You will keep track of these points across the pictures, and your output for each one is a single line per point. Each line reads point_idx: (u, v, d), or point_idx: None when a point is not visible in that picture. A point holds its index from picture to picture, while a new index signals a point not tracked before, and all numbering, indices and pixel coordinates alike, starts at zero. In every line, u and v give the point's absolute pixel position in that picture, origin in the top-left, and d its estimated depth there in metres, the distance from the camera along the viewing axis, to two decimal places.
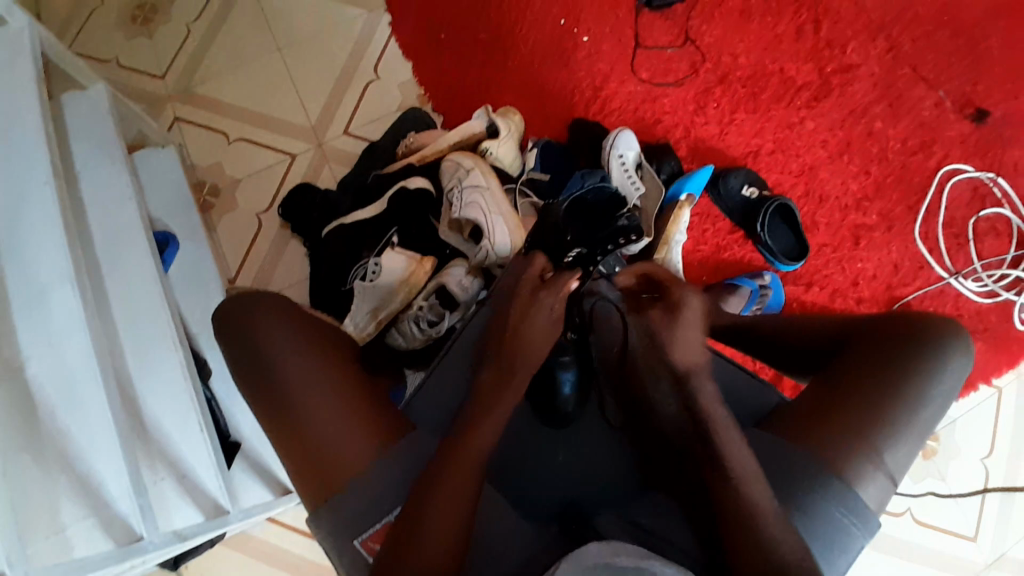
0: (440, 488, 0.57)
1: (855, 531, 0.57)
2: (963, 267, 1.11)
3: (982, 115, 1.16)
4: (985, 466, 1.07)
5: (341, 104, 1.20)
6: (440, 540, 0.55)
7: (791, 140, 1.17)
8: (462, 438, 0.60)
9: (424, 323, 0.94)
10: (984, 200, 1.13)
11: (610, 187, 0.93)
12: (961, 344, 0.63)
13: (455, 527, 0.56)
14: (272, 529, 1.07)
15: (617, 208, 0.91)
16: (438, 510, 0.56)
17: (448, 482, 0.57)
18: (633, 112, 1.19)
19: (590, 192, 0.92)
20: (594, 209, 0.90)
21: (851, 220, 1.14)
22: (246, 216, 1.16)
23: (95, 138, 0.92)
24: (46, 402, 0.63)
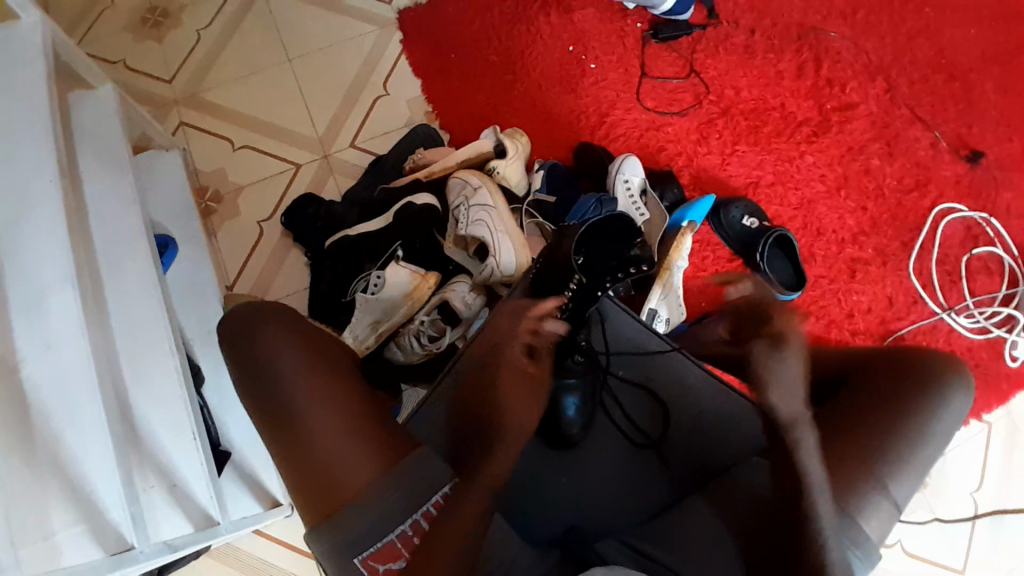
0: (457, 513, 0.59)
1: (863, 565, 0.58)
2: (956, 303, 1.13)
3: (976, 156, 1.19)
4: (974, 499, 1.08)
5: (349, 117, 1.21)
6: (451, 549, 0.57)
7: (791, 174, 1.19)
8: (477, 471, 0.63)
9: (424, 338, 0.93)
10: (977, 239, 1.16)
11: (625, 214, 0.76)
12: (963, 381, 0.65)
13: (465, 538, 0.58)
14: (259, 542, 1.04)
15: (630, 238, 0.77)
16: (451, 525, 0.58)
17: (455, 524, 0.58)
18: (638, 139, 1.21)
19: (606, 216, 0.76)
20: (608, 233, 0.76)
21: (847, 253, 1.16)
22: (247, 224, 1.16)
23: (103, 138, 0.92)
24: (41, 407, 0.62)
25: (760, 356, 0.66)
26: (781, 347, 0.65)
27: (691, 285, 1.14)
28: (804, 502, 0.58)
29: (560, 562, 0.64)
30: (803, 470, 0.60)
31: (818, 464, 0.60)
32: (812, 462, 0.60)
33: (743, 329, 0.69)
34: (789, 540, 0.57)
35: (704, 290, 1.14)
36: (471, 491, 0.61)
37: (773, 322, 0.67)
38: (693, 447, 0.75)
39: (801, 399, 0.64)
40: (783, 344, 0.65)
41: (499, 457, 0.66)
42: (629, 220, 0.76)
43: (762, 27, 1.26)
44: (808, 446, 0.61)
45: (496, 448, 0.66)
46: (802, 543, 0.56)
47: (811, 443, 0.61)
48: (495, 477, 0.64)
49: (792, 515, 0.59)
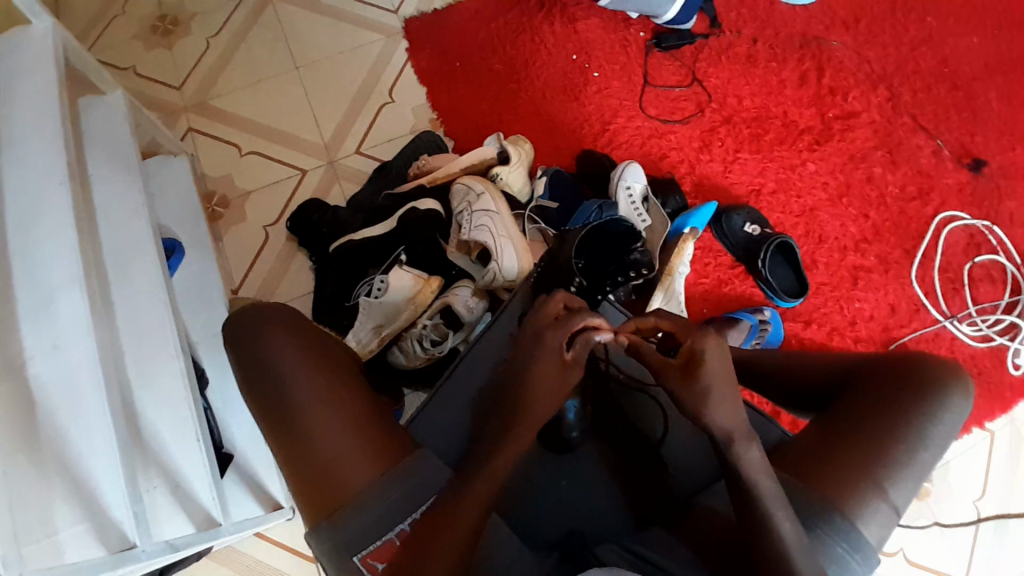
0: (444, 522, 0.58)
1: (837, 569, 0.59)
2: (958, 311, 1.13)
3: (979, 164, 1.20)
4: (977, 507, 1.07)
5: (355, 123, 1.23)
6: (443, 558, 0.57)
7: (793, 181, 1.20)
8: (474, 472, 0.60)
9: (427, 342, 0.95)
10: (979, 248, 1.16)
11: (625, 219, 0.88)
12: (962, 385, 0.66)
13: (461, 540, 0.57)
14: (261, 544, 1.05)
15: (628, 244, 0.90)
16: (442, 532, 0.57)
17: (451, 525, 0.58)
18: (640, 146, 1.22)
19: (606, 220, 0.88)
20: (610, 240, 0.90)
21: (849, 261, 1.16)
22: (252, 228, 1.17)
23: (112, 143, 0.94)
24: (46, 401, 0.63)
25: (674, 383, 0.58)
26: (699, 363, 0.56)
27: (693, 292, 1.15)
28: (761, 518, 0.56)
29: (558, 564, 0.64)
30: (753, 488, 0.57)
31: (766, 476, 0.57)
32: (757, 474, 0.57)
33: (646, 353, 0.60)
34: (750, 551, 0.57)
35: (706, 297, 1.14)
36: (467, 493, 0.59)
37: (693, 335, 0.58)
38: (690, 451, 0.75)
39: (739, 411, 0.58)
40: (697, 359, 0.56)
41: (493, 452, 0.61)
42: (629, 226, 0.88)
43: (765, 36, 1.27)
44: (751, 462, 0.57)
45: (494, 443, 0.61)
46: (763, 554, 0.56)
47: (752, 458, 0.58)
48: (490, 485, 0.60)
49: (749, 528, 0.57)
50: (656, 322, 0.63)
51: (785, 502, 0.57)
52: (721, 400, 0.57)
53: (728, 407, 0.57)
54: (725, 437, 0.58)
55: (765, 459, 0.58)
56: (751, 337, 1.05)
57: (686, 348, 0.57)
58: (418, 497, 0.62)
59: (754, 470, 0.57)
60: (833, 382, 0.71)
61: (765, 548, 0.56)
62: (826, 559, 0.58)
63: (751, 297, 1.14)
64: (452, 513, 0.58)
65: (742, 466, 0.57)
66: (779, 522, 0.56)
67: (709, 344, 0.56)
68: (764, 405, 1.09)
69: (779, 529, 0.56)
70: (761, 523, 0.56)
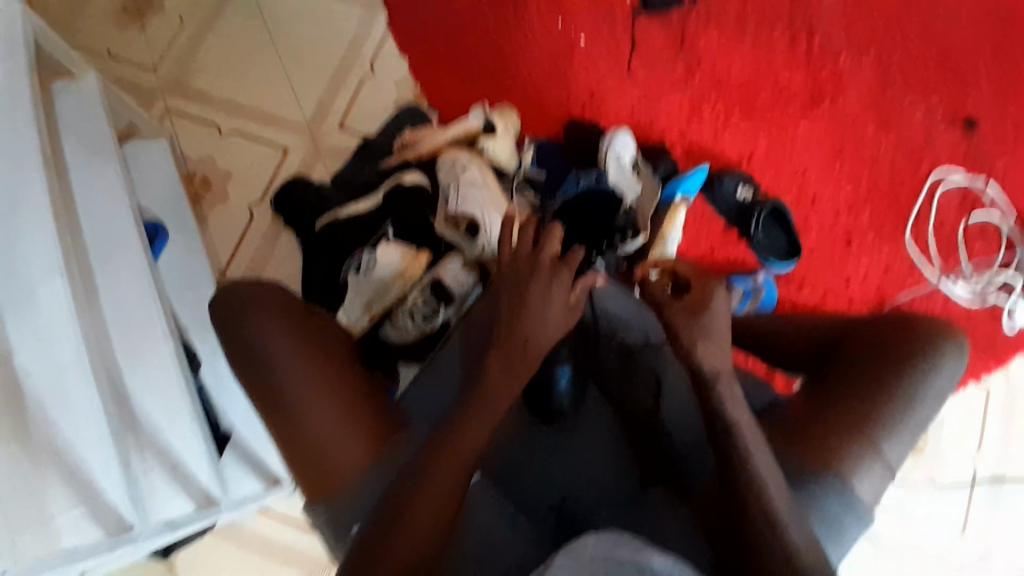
0: (425, 489, 0.57)
1: (828, 523, 0.60)
2: (952, 269, 1.14)
3: (971, 123, 1.18)
4: (973, 465, 1.08)
5: (337, 98, 1.20)
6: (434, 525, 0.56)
7: (785, 144, 1.18)
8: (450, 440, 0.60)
9: (419, 316, 0.93)
10: (972, 206, 1.16)
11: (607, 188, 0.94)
12: (954, 342, 0.65)
13: (442, 510, 0.57)
14: (263, 521, 1.04)
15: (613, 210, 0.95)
16: (427, 500, 0.57)
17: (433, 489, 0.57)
18: (630, 113, 1.19)
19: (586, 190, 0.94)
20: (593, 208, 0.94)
21: (842, 223, 1.15)
22: (237, 209, 1.15)
23: (87, 126, 0.91)
24: (34, 393, 0.61)
25: (676, 318, 0.62)
26: (708, 308, 0.62)
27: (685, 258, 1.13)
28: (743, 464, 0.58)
29: (555, 530, 0.65)
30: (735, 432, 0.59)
31: (742, 408, 0.61)
32: (736, 409, 0.61)
33: (656, 290, 0.64)
34: (732, 514, 0.58)
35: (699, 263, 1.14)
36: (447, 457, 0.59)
37: (702, 283, 0.63)
38: (693, 415, 0.70)
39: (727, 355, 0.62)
40: (706, 305, 0.62)
41: (470, 415, 0.61)
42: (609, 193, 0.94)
43: None
44: (731, 398, 0.61)
45: (475, 407, 0.61)
46: (745, 499, 0.57)
47: (731, 394, 0.61)
48: (468, 445, 0.60)
49: (729, 474, 0.59)
50: (676, 262, 0.66)
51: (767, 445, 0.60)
52: (718, 340, 0.62)
53: (723, 350, 0.62)
54: (714, 373, 0.61)
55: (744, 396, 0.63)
56: (745, 301, 1.05)
57: (698, 290, 0.63)
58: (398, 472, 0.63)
59: (733, 404, 0.61)
60: (828, 341, 0.70)
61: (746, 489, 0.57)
62: (816, 516, 0.60)
63: (744, 261, 1.13)
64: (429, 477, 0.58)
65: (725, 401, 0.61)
66: (759, 463, 0.58)
67: (719, 290, 0.63)
68: (759, 368, 1.08)
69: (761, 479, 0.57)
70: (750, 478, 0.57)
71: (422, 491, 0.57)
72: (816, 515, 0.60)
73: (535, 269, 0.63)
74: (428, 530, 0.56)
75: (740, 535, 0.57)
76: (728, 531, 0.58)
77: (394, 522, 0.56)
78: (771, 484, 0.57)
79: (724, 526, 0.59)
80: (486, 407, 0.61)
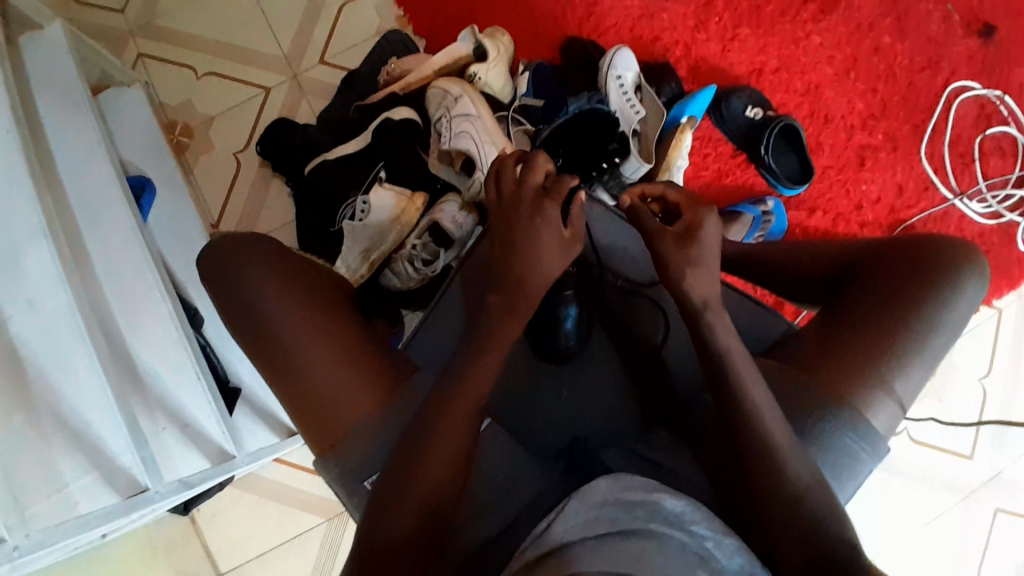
0: (434, 436, 0.56)
1: (845, 458, 0.59)
2: (967, 188, 1.08)
3: (989, 31, 1.10)
4: (982, 385, 1.08)
5: (315, 30, 1.12)
6: (444, 472, 0.56)
7: (797, 57, 1.11)
8: (456, 391, 0.58)
9: (418, 263, 0.91)
10: (990, 119, 1.10)
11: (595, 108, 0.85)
12: (975, 267, 0.63)
13: (452, 460, 0.57)
14: (281, 469, 1.07)
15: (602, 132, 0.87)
16: (436, 445, 0.56)
17: (443, 439, 0.56)
18: (630, 30, 1.11)
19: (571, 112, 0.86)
20: (582, 131, 0.87)
21: (856, 141, 1.10)
22: (223, 157, 1.10)
23: (56, 77, 0.85)
24: (33, 359, 0.60)
25: (665, 247, 0.58)
26: (699, 232, 0.58)
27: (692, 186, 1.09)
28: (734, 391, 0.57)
29: (568, 472, 0.65)
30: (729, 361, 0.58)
31: (734, 338, 0.59)
32: (727, 338, 0.59)
33: (645, 217, 0.60)
34: (733, 452, 0.57)
35: (706, 190, 1.09)
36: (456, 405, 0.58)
37: (693, 210, 0.59)
38: (693, 356, 0.72)
39: (716, 280, 0.59)
40: (696, 231, 0.58)
41: (479, 367, 0.59)
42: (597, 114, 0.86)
43: None
44: (722, 328, 0.59)
45: (475, 350, 0.60)
46: (738, 435, 0.56)
47: (721, 324, 0.59)
48: (475, 393, 0.59)
49: (724, 401, 0.58)
50: (665, 189, 0.63)
51: (774, 404, 0.57)
52: (709, 268, 0.58)
53: (713, 277, 0.58)
54: (703, 304, 0.58)
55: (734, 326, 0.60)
56: (752, 231, 1.01)
57: (688, 217, 0.59)
58: (405, 420, 0.62)
59: (725, 337, 0.59)
60: (839, 271, 0.68)
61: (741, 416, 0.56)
62: (834, 451, 0.59)
63: (752, 187, 1.09)
64: (439, 426, 0.57)
65: (713, 333, 0.59)
66: (751, 389, 0.57)
67: (711, 216, 0.58)
68: (767, 297, 1.07)
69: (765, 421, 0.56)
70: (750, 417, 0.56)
71: (432, 439, 0.56)
72: (834, 450, 0.59)
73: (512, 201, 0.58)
74: (441, 479, 0.56)
75: (740, 479, 0.56)
76: (731, 478, 0.58)
77: (407, 472, 0.56)
78: (771, 423, 0.56)
79: (724, 462, 0.59)
80: (491, 356, 0.60)
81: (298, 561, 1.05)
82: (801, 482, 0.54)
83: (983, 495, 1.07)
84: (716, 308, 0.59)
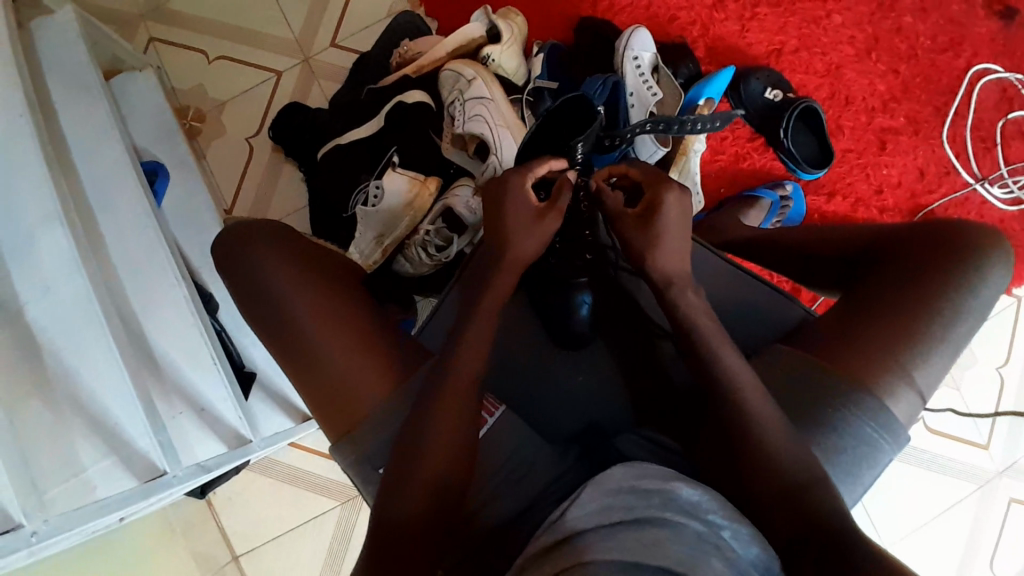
0: (434, 419, 0.57)
1: (864, 447, 0.58)
2: (989, 173, 1.06)
3: (1011, 13, 1.07)
4: (1000, 375, 1.06)
5: (326, 13, 1.11)
6: (442, 454, 0.56)
7: (816, 37, 1.08)
8: (448, 372, 0.59)
9: (432, 249, 0.90)
10: (1012, 102, 1.06)
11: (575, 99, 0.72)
12: (1000, 253, 0.61)
13: (454, 445, 0.57)
14: (295, 454, 1.08)
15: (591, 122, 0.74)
16: (438, 427, 0.56)
17: (440, 422, 0.57)
18: (646, 9, 1.09)
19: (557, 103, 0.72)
20: (569, 122, 0.74)
21: (877, 123, 1.07)
22: (235, 141, 1.10)
23: (67, 62, 0.85)
24: (52, 344, 0.61)
25: (628, 228, 0.64)
26: (656, 212, 0.62)
27: (708, 168, 1.07)
28: (719, 380, 0.58)
29: (584, 458, 0.65)
30: (705, 340, 0.60)
31: (705, 317, 0.61)
32: (698, 316, 0.61)
33: (608, 199, 0.66)
34: (722, 435, 0.57)
35: (721, 174, 1.07)
36: (450, 394, 0.58)
37: (656, 186, 0.63)
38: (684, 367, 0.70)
39: (685, 263, 0.63)
40: (655, 208, 0.62)
41: (463, 349, 0.60)
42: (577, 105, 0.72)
43: None
44: (686, 302, 0.62)
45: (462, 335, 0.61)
46: (729, 421, 0.56)
47: (691, 302, 0.62)
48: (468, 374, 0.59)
49: (708, 385, 0.59)
50: (627, 167, 0.66)
51: (756, 380, 0.58)
52: (671, 242, 0.62)
53: (674, 250, 0.62)
54: (664, 281, 0.62)
55: (705, 303, 0.63)
56: (770, 216, 1.00)
57: (651, 195, 0.63)
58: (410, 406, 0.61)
59: (697, 314, 0.61)
60: (855, 257, 0.67)
61: (728, 400, 0.57)
62: (853, 439, 0.58)
63: (770, 171, 1.07)
64: (438, 409, 0.57)
65: (686, 312, 0.61)
66: (727, 360, 0.58)
67: (672, 192, 0.62)
68: (784, 283, 1.05)
69: (754, 411, 0.56)
70: (742, 411, 0.56)
71: (431, 420, 0.57)
72: (853, 438, 0.58)
73: (508, 182, 0.63)
74: (448, 465, 0.56)
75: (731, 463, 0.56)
76: (717, 469, 0.57)
77: (417, 457, 0.55)
78: (756, 402, 0.56)
79: (707, 451, 0.58)
80: (473, 336, 0.61)
81: (312, 544, 1.07)
82: (809, 468, 0.54)
83: (998, 485, 1.06)
84: (685, 282, 0.63)
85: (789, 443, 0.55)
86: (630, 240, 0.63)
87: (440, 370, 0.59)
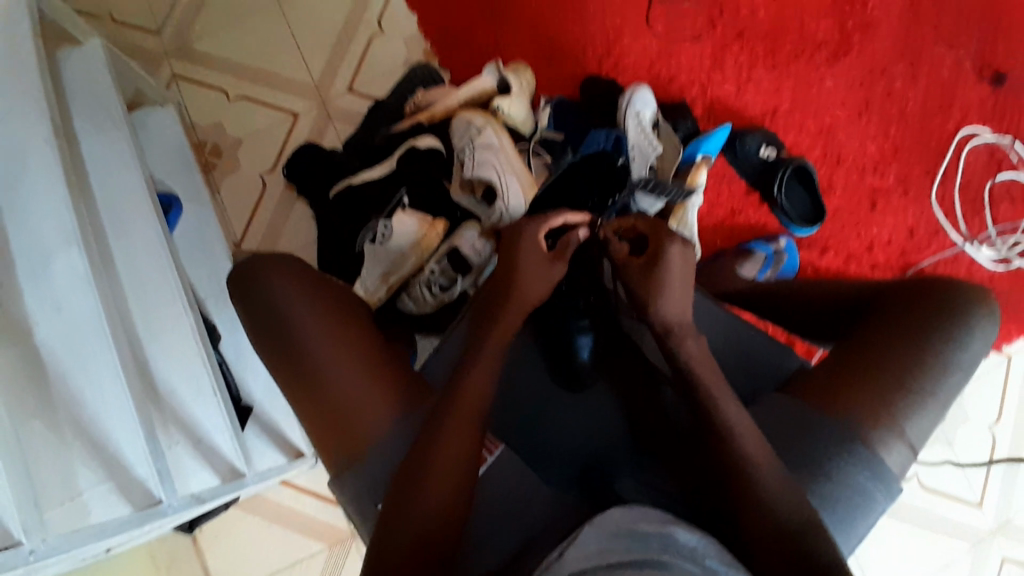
0: (436, 454, 0.57)
1: (858, 496, 0.59)
2: (978, 233, 1.10)
3: (999, 79, 1.14)
4: (993, 433, 1.07)
5: (344, 60, 1.16)
6: (441, 488, 0.57)
7: (810, 99, 1.14)
8: (454, 411, 0.60)
9: (435, 288, 0.93)
10: (1000, 164, 1.11)
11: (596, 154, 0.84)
12: (987, 310, 0.63)
13: (455, 480, 0.57)
14: (287, 491, 1.07)
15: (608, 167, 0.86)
16: (439, 462, 0.57)
17: (440, 458, 0.57)
18: (648, 69, 1.15)
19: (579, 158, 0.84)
20: (591, 173, 0.85)
21: (867, 183, 1.12)
22: (248, 177, 1.14)
23: (94, 96, 0.89)
24: (57, 364, 0.62)
25: (635, 280, 0.66)
26: (659, 265, 0.65)
27: (705, 220, 1.11)
28: (716, 428, 0.59)
29: (581, 500, 0.65)
30: (703, 386, 0.62)
31: (705, 363, 0.63)
32: (700, 365, 0.63)
33: (614, 249, 0.69)
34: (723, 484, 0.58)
35: (719, 227, 1.11)
36: (450, 426, 0.59)
37: (660, 240, 0.66)
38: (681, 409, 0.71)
39: (687, 313, 0.66)
40: (659, 261, 0.65)
41: (472, 385, 0.61)
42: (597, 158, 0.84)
43: None
44: (692, 347, 0.64)
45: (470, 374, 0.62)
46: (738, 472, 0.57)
47: (693, 349, 0.64)
48: (472, 410, 0.60)
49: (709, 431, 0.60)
50: (635, 221, 0.69)
51: (754, 427, 0.59)
52: (675, 292, 0.65)
53: (677, 300, 0.65)
54: (664, 327, 0.65)
55: (702, 346, 0.65)
56: (765, 268, 1.03)
57: (655, 248, 0.66)
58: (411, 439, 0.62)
59: (702, 366, 0.63)
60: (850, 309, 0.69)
61: (723, 445, 0.58)
62: (848, 488, 0.59)
63: (765, 225, 1.11)
64: (441, 443, 0.58)
65: (689, 360, 0.63)
66: (727, 412, 0.60)
67: (676, 246, 0.65)
68: (778, 334, 1.08)
69: (749, 454, 0.57)
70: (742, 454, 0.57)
71: (433, 455, 0.57)
72: (848, 487, 0.59)
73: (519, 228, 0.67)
74: (445, 499, 0.56)
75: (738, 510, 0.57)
76: (716, 520, 0.58)
77: (416, 491, 0.56)
78: (749, 443, 0.58)
79: (713, 499, 0.59)
80: (478, 374, 0.63)
81: None
82: (803, 516, 0.55)
83: (993, 545, 1.05)
84: (685, 330, 0.65)
85: (783, 489, 0.56)
86: (637, 291, 0.66)
87: (441, 404, 0.61)
